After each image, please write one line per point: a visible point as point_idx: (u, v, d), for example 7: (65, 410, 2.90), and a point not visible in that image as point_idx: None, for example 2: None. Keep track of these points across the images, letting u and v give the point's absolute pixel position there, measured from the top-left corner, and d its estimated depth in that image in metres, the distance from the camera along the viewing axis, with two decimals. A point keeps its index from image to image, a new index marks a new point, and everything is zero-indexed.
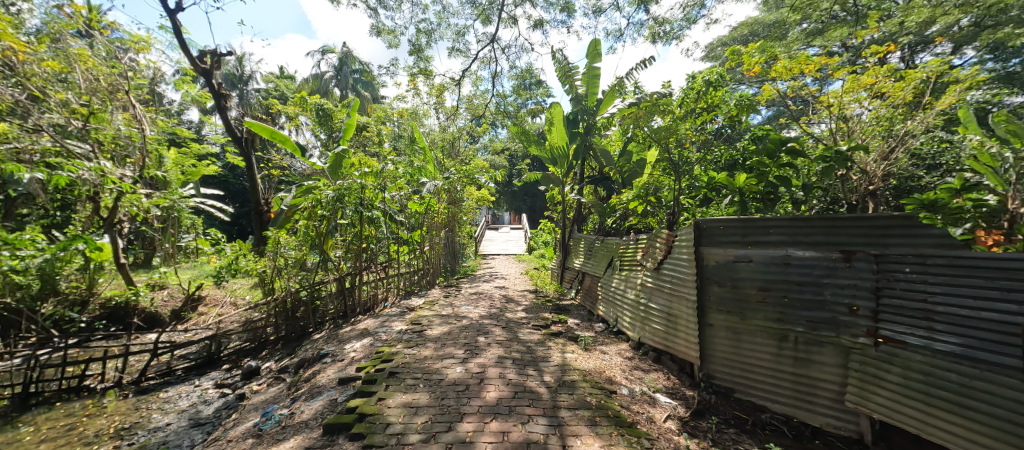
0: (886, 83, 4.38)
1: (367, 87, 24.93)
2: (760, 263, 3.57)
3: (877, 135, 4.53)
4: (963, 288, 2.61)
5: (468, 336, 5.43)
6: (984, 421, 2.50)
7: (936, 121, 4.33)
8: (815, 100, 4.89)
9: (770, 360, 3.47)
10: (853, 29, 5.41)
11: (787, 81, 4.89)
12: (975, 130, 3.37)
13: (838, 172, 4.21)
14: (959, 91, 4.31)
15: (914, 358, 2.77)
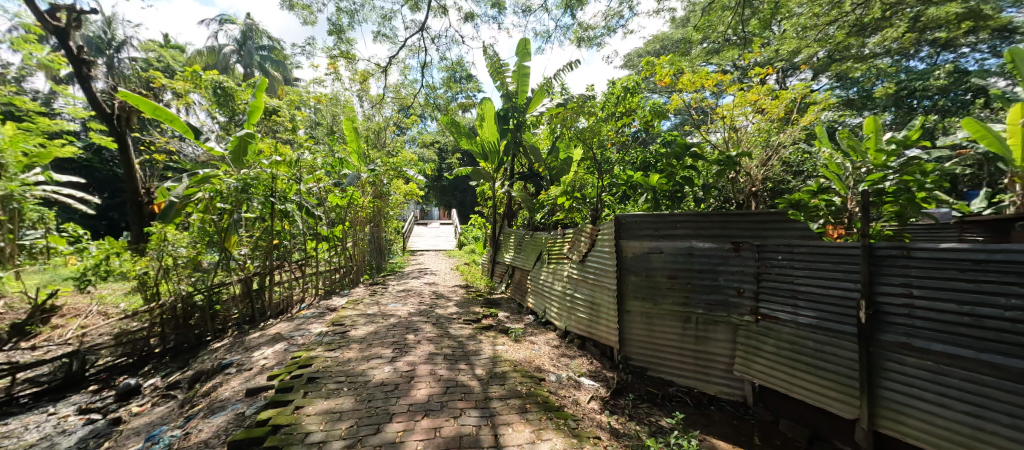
0: (765, 100, 5.02)
1: (276, 66, 22.93)
2: (669, 253, 3.94)
3: (758, 144, 5.16)
4: (819, 270, 3.08)
5: (397, 334, 5.33)
6: (831, 380, 2.96)
7: (801, 135, 5.08)
8: (712, 112, 5.45)
9: (676, 340, 3.87)
10: (743, 51, 6.17)
11: (691, 93, 5.41)
12: (826, 144, 3.94)
13: (730, 174, 4.72)
14: (817, 111, 5.08)
15: (784, 330, 3.24)
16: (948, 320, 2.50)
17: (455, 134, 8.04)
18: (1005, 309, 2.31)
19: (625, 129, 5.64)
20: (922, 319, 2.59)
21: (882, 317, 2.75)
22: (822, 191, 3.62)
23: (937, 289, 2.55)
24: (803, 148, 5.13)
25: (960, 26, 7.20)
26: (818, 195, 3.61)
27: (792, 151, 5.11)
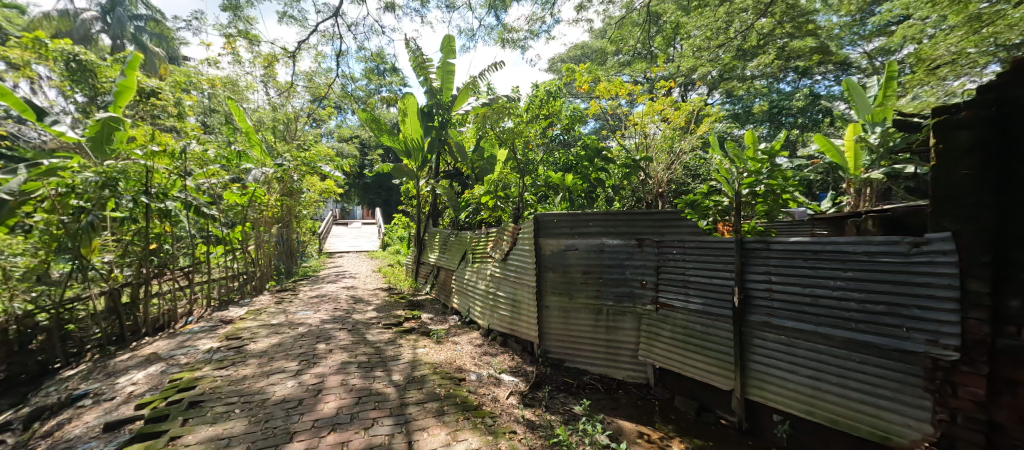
0: (669, 111, 5.46)
1: (159, 42, 20.04)
2: (583, 250, 4.17)
3: (663, 151, 5.54)
4: (705, 261, 3.44)
5: (305, 344, 4.98)
6: (713, 356, 3.32)
7: (698, 143, 5.63)
8: (627, 119, 5.86)
9: (589, 331, 4.11)
10: (650, 64, 6.70)
11: (608, 101, 5.82)
12: (716, 152, 4.48)
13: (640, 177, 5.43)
14: (711, 123, 5.70)
15: (677, 316, 3.57)
16: (797, 300, 2.92)
17: (375, 129, 7.71)
18: (836, 289, 2.76)
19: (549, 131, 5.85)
20: (779, 301, 3.01)
21: (750, 300, 3.15)
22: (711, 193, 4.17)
23: (790, 274, 2.97)
24: (702, 155, 5.72)
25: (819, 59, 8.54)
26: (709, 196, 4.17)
27: (692, 157, 5.67)
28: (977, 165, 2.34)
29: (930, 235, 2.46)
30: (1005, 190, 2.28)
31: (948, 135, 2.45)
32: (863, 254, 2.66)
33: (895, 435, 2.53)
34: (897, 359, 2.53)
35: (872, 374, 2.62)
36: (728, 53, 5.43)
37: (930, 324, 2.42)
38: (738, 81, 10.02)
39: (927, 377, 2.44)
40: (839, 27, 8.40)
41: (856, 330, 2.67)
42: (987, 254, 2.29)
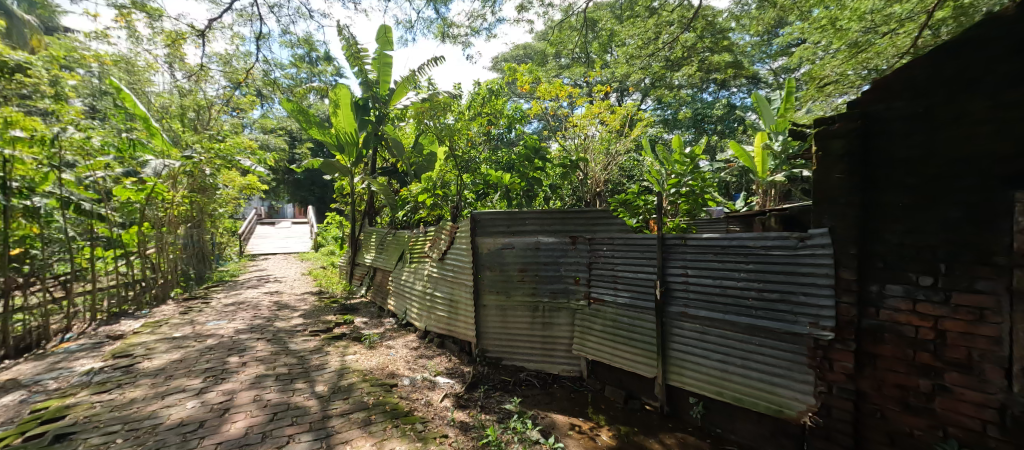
0: (606, 114, 5.68)
1: (37, 11, 17.29)
2: (520, 249, 4.21)
3: (600, 153, 5.69)
4: (631, 257, 3.64)
5: (214, 359, 4.58)
6: (639, 347, 3.51)
7: (632, 145, 5.87)
8: (568, 120, 6.03)
9: (526, 328, 4.18)
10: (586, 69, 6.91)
11: (550, 102, 5.95)
12: (647, 154, 4.67)
13: (579, 174, 5.59)
14: (643, 127, 5.97)
15: (608, 310, 3.75)
16: (708, 291, 3.17)
17: (303, 121, 7.27)
18: (739, 280, 3.02)
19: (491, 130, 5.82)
20: (694, 292, 3.25)
21: (670, 292, 3.37)
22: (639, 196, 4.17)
23: (703, 268, 3.21)
24: (635, 157, 5.99)
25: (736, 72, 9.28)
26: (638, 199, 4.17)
27: (627, 159, 5.90)
28: (848, 169, 2.63)
29: (812, 230, 2.77)
30: (867, 192, 2.63)
31: (827, 143, 2.72)
32: (761, 248, 2.93)
33: (787, 408, 2.79)
34: (787, 341, 2.82)
35: (767, 356, 2.89)
36: (660, 61, 5.71)
37: (812, 308, 2.72)
38: (667, 88, 10.60)
39: (810, 356, 2.73)
40: (754, 43, 9.18)
41: (755, 316, 2.94)
42: (854, 247, 2.61)
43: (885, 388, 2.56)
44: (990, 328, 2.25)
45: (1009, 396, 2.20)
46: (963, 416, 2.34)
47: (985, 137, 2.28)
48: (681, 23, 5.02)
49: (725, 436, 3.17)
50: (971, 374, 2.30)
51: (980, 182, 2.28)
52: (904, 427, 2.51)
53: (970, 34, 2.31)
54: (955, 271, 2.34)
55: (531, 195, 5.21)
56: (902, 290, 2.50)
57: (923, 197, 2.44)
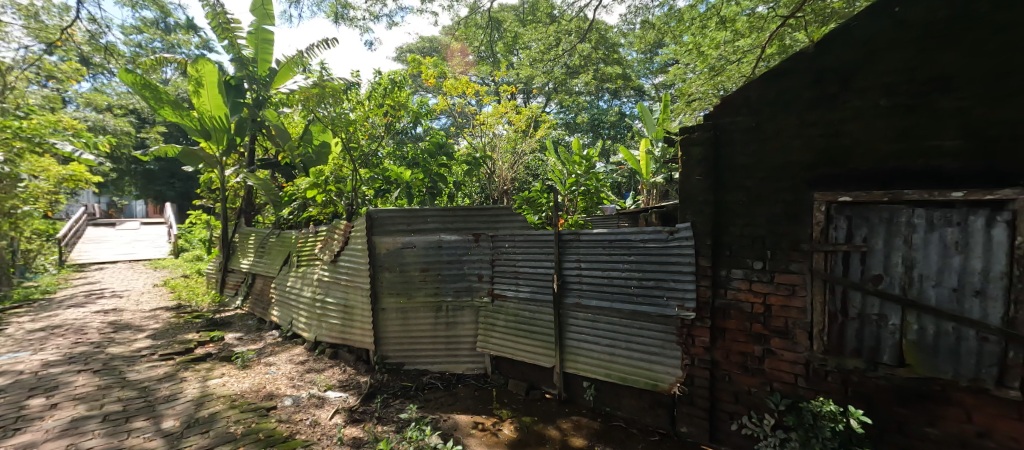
0: (512, 114, 5.87)
1: None
2: (421, 248, 4.08)
3: (507, 151, 5.99)
4: (530, 253, 3.75)
5: (9, 403, 3.59)
6: (538, 340, 3.64)
7: (537, 145, 6.19)
8: (475, 119, 6.08)
9: (429, 329, 4.07)
10: (490, 69, 6.97)
11: (456, 99, 5.91)
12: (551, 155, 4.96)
13: (486, 172, 5.77)
14: (546, 128, 6.22)
15: (509, 306, 3.83)
16: (598, 281, 3.41)
17: (152, 99, 6.07)
18: (624, 270, 3.31)
19: (394, 123, 5.59)
20: (586, 283, 3.47)
21: (565, 285, 3.56)
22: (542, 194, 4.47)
23: (594, 260, 3.45)
24: (538, 156, 6.27)
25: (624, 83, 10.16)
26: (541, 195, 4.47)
27: (530, 158, 6.21)
28: (705, 172, 3.06)
29: (679, 225, 3.19)
30: (718, 193, 3.07)
31: (689, 149, 3.13)
32: (641, 241, 3.26)
33: (661, 382, 3.15)
34: (661, 322, 3.18)
35: (646, 337, 3.23)
36: (562, 67, 5.96)
37: (679, 292, 3.11)
38: (565, 93, 11.18)
39: (679, 333, 3.13)
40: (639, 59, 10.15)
41: (636, 302, 3.25)
42: (709, 238, 3.05)
43: (731, 355, 3.02)
44: (799, 300, 2.78)
45: (811, 352, 2.74)
46: (783, 373, 2.85)
47: (797, 147, 2.79)
48: (578, 33, 5.35)
49: (612, 413, 3.46)
50: (788, 338, 2.82)
51: (792, 185, 2.79)
52: (744, 387, 2.98)
53: (785, 65, 2.81)
54: (776, 256, 2.85)
55: (436, 192, 4.96)
56: (742, 273, 2.98)
57: (755, 196, 2.92)
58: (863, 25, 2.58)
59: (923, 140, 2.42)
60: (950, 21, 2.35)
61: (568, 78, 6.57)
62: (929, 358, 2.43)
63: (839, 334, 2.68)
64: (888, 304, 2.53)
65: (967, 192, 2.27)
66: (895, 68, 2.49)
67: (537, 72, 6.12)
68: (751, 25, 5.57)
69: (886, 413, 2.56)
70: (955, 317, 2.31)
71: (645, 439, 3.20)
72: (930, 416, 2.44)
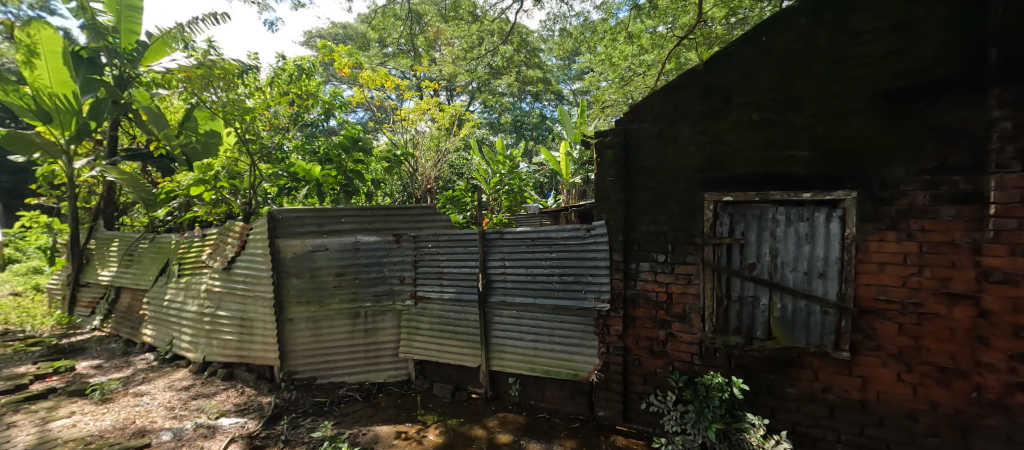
0: (435, 111, 5.71)
1: None
2: (335, 250, 3.81)
3: (431, 150, 5.81)
4: (454, 252, 3.73)
5: None
6: (464, 340, 3.64)
7: (460, 144, 6.09)
8: (395, 114, 5.73)
9: (346, 338, 3.82)
10: (410, 63, 6.73)
11: (374, 92, 5.56)
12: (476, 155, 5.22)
13: (409, 170, 5.56)
14: (469, 126, 6.23)
15: (433, 308, 3.78)
16: (522, 279, 3.51)
17: None
18: (546, 267, 3.45)
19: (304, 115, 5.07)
20: (511, 281, 3.55)
21: (490, 284, 3.61)
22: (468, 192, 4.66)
23: (518, 259, 3.54)
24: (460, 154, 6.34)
25: (542, 88, 10.62)
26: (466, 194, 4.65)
27: (454, 156, 6.14)
28: (617, 174, 3.33)
29: (595, 222, 3.42)
30: (628, 192, 3.35)
31: (603, 152, 3.38)
32: (562, 239, 3.43)
33: (581, 371, 3.34)
34: (579, 314, 3.38)
35: (567, 329, 3.40)
36: (485, 66, 5.99)
37: (595, 285, 3.33)
38: (490, 94, 11.33)
39: (595, 324, 3.35)
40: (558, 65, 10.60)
41: (558, 297, 3.41)
42: (620, 234, 3.32)
43: (640, 341, 3.30)
44: (694, 287, 3.15)
45: (703, 333, 3.13)
46: (682, 353, 3.20)
47: (690, 153, 3.17)
48: (500, 34, 5.33)
49: (536, 405, 3.58)
50: (686, 322, 3.18)
51: (688, 186, 3.17)
52: (651, 369, 3.29)
53: (680, 80, 3.17)
54: (676, 250, 3.20)
55: (352, 190, 4.47)
56: (649, 266, 3.28)
57: (658, 196, 3.25)
58: (739, 50, 3.02)
59: (783, 150, 2.93)
60: (800, 52, 2.87)
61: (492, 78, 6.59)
62: (789, 330, 2.95)
63: (724, 314, 3.11)
64: (760, 287, 3.02)
65: (813, 193, 2.83)
66: (763, 88, 2.97)
67: (460, 70, 6.08)
68: (654, 41, 6.18)
69: (760, 379, 3.03)
70: (807, 295, 2.84)
71: (567, 426, 3.36)
72: (791, 379, 2.95)
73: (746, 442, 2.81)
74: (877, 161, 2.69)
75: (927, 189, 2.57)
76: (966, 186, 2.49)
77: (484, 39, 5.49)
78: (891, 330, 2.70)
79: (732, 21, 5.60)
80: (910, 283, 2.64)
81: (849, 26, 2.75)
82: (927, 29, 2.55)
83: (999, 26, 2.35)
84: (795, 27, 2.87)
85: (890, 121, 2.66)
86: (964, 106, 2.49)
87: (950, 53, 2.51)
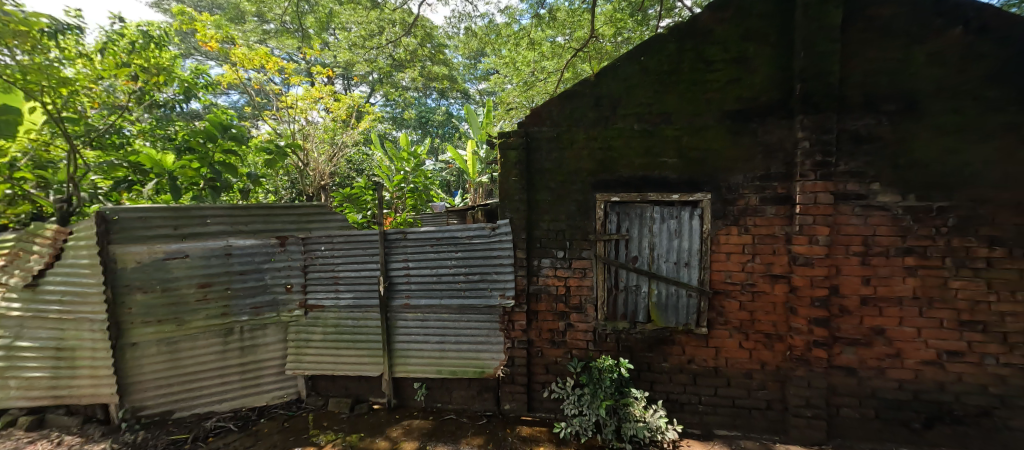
0: (329, 100, 6.41)
1: None
2: (198, 257, 3.41)
3: (327, 141, 6.61)
4: (351, 255, 3.65)
5: None
6: (364, 347, 3.62)
7: (357, 135, 6.95)
8: (280, 99, 6.25)
9: (216, 360, 3.51)
10: (300, 45, 6.12)
11: (256, 74, 5.95)
12: (377, 149, 6.05)
13: (301, 164, 6.05)
14: (364, 119, 6.94)
15: (328, 316, 3.67)
16: (426, 280, 3.55)
17: None
18: (451, 267, 3.51)
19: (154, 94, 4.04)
20: (415, 283, 3.57)
21: (393, 286, 3.59)
22: (365, 189, 4.94)
23: (422, 259, 3.56)
24: (352, 148, 6.98)
25: (447, 88, 10.93)
26: (364, 190, 4.93)
27: (350, 147, 6.96)
28: (520, 174, 3.47)
29: (499, 221, 3.52)
30: (529, 193, 3.51)
31: (506, 152, 3.48)
32: (466, 238, 3.50)
33: (487, 368, 3.49)
34: (485, 312, 3.51)
35: (473, 328, 3.51)
36: (386, 56, 5.77)
37: (500, 283, 3.47)
38: (392, 87, 11.08)
39: (502, 320, 3.50)
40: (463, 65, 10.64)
41: (464, 296, 3.49)
42: (523, 233, 3.47)
43: (542, 333, 3.51)
44: (588, 280, 3.45)
45: (596, 321, 3.44)
46: (579, 341, 3.48)
47: (584, 156, 3.45)
48: (402, 25, 5.19)
49: (443, 408, 3.64)
50: (582, 312, 3.46)
51: (582, 187, 3.45)
52: (552, 358, 3.52)
53: (574, 89, 3.44)
54: (573, 246, 3.46)
55: (220, 186, 3.73)
56: (550, 262, 3.49)
57: (557, 196, 3.48)
58: (623, 66, 3.38)
59: (658, 157, 3.36)
60: (670, 74, 3.33)
61: (394, 69, 6.35)
62: (663, 313, 3.40)
63: (613, 302, 3.45)
64: (641, 277, 3.42)
65: (680, 194, 3.31)
66: (642, 102, 3.38)
67: (358, 59, 5.83)
68: (554, 51, 6.99)
69: (643, 358, 3.44)
70: (677, 282, 3.32)
71: (474, 424, 3.45)
72: (665, 355, 3.41)
73: (631, 415, 3.16)
74: (725, 169, 3.27)
75: (758, 193, 3.24)
76: (784, 190, 3.19)
77: (386, 28, 5.39)
78: (737, 306, 3.31)
79: (617, 40, 6.77)
80: (747, 268, 3.28)
81: (705, 55, 3.29)
82: (756, 65, 3.22)
83: (802, 68, 3.06)
84: (666, 51, 3.33)
85: (734, 137, 3.26)
86: (782, 127, 3.18)
87: (772, 85, 3.20)
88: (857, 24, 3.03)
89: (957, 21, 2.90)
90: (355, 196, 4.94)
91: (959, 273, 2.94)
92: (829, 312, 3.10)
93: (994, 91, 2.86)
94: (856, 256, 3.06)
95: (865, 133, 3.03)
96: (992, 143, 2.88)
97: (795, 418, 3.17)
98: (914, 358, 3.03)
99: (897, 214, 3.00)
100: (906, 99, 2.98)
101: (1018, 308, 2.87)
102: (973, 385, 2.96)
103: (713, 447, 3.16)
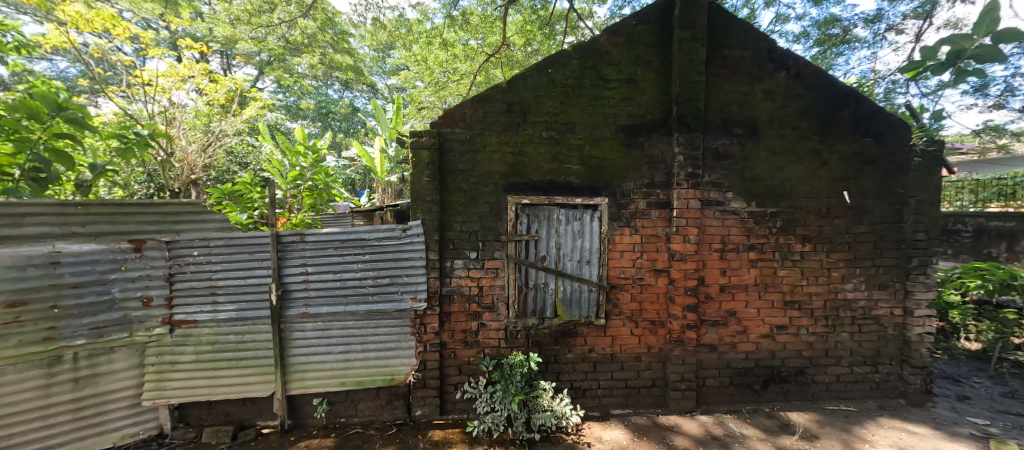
0: (200, 81, 5.64)
1: None
2: (7, 268, 2.61)
3: (199, 128, 5.79)
4: (233, 261, 3.20)
5: None
6: (253, 365, 3.22)
7: (239, 125, 6.18)
8: (131, 73, 5.24)
9: (35, 398, 2.74)
10: (164, 11, 5.15)
11: (94, 37, 4.89)
12: (267, 141, 5.42)
13: (161, 157, 5.15)
14: (248, 106, 6.19)
15: (203, 332, 3.16)
16: (328, 285, 3.28)
17: None
18: (357, 271, 3.31)
19: None
20: (314, 290, 3.28)
21: (288, 294, 3.25)
22: (253, 185, 4.44)
23: (323, 264, 3.29)
24: (230, 141, 6.15)
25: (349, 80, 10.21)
26: (252, 187, 4.42)
27: (229, 138, 6.15)
28: (432, 175, 3.42)
29: (411, 222, 3.43)
30: (443, 195, 3.48)
31: (418, 152, 3.40)
32: (375, 239, 3.34)
33: (397, 374, 3.38)
34: (395, 316, 3.39)
35: (383, 333, 3.37)
36: (279, 37, 5.22)
37: (410, 286, 3.38)
38: (284, 72, 9.98)
39: (412, 324, 3.42)
40: (369, 57, 10.02)
41: (372, 301, 3.33)
42: (436, 234, 3.42)
43: (454, 335, 3.51)
44: (500, 280, 3.55)
45: (508, 319, 3.56)
46: (491, 340, 3.55)
47: (496, 160, 3.54)
48: (299, 5, 4.77)
49: (348, 422, 3.42)
50: (494, 312, 3.55)
51: (494, 189, 3.54)
52: (464, 359, 3.54)
53: (487, 93, 3.51)
54: (485, 247, 3.53)
55: (48, 178, 3.01)
56: (462, 263, 3.50)
57: (470, 198, 3.51)
58: (532, 76, 3.57)
59: (564, 163, 3.61)
60: (573, 87, 3.61)
61: (288, 51, 5.77)
62: (568, 308, 3.67)
63: (524, 300, 3.62)
64: (549, 275, 3.64)
65: (582, 198, 3.60)
66: (550, 111, 3.59)
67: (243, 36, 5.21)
68: (466, 53, 7.21)
69: (550, 351, 3.66)
70: (580, 279, 3.61)
71: (383, 434, 3.31)
72: (569, 346, 3.68)
73: (540, 405, 3.30)
74: (619, 176, 3.65)
75: (645, 198, 3.67)
76: (665, 196, 3.68)
77: (277, 6, 4.92)
78: (628, 298, 3.70)
79: (527, 50, 7.13)
80: (637, 264, 3.69)
81: (602, 73, 3.64)
82: (643, 87, 3.68)
83: (678, 93, 3.58)
84: (569, 66, 3.60)
85: (626, 148, 3.66)
86: (662, 142, 3.68)
87: (655, 105, 3.68)
88: (717, 61, 3.67)
89: (782, 67, 3.70)
90: (240, 195, 4.43)
91: (784, 264, 3.75)
92: (699, 299, 3.68)
93: (805, 124, 3.72)
94: (717, 252, 3.69)
95: (723, 151, 3.68)
96: (804, 163, 3.74)
97: (673, 391, 3.68)
98: (755, 332, 3.77)
99: (744, 217, 3.70)
100: (749, 126, 3.70)
101: (820, 289, 3.78)
102: (793, 351, 3.81)
103: (610, 425, 3.51)
